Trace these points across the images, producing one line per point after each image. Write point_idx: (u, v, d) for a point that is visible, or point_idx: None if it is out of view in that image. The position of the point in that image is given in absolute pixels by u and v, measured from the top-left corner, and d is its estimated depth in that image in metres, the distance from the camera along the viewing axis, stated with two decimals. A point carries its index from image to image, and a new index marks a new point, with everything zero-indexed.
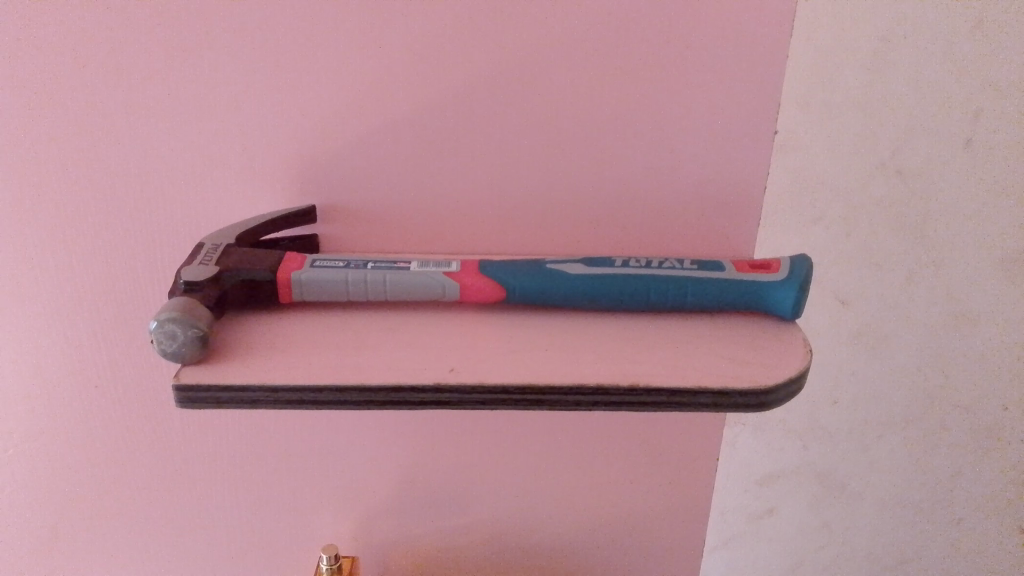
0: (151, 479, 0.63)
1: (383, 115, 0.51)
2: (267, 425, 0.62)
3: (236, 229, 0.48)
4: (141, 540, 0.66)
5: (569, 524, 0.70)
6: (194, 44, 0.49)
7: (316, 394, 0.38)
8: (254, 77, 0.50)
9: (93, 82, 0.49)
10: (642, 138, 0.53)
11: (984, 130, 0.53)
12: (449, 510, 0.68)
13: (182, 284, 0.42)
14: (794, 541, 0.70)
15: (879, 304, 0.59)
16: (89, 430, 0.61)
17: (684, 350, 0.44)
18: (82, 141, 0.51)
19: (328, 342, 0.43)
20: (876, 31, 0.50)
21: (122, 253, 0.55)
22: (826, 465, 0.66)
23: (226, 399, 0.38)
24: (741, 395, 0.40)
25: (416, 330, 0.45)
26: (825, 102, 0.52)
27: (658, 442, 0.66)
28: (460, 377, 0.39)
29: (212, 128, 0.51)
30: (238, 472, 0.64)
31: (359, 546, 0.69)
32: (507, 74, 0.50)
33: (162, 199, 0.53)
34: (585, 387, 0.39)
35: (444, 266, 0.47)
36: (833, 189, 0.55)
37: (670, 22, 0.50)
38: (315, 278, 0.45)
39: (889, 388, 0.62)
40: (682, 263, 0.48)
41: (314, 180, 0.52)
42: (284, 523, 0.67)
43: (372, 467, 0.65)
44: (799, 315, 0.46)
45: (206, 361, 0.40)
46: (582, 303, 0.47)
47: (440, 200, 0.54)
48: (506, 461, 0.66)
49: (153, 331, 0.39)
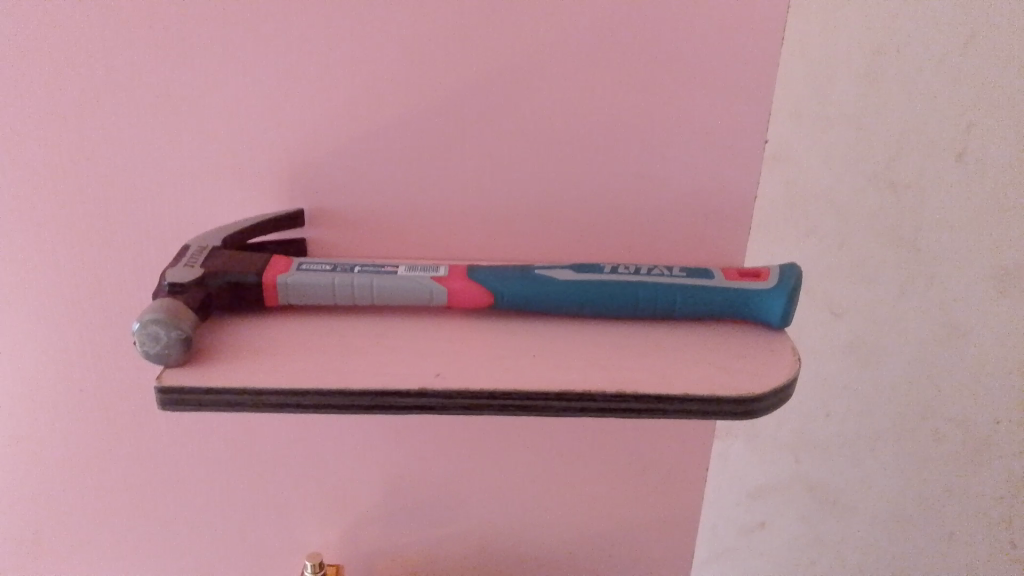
0: (135, 484, 0.63)
1: (373, 118, 0.51)
2: (253, 432, 0.62)
3: (223, 232, 0.48)
4: (123, 546, 0.65)
5: (557, 535, 0.69)
6: (183, 45, 0.48)
7: (300, 397, 0.38)
8: (243, 78, 0.49)
9: (80, 83, 0.49)
10: (634, 145, 0.53)
11: (974, 139, 0.51)
12: (437, 519, 0.67)
13: (167, 285, 0.42)
14: (786, 554, 0.70)
15: (870, 316, 0.58)
16: (72, 433, 0.60)
17: (672, 357, 0.43)
18: (68, 140, 0.51)
19: (314, 345, 0.42)
20: (868, 43, 0.50)
21: (108, 254, 0.54)
22: (818, 477, 0.66)
23: (209, 401, 0.38)
24: (729, 402, 0.39)
25: (403, 334, 0.45)
26: (818, 114, 0.53)
27: (649, 452, 0.66)
28: (446, 381, 0.39)
29: (200, 131, 0.51)
30: (224, 478, 0.63)
31: (347, 554, 0.68)
32: (499, 78, 0.50)
33: (151, 200, 0.53)
34: (572, 393, 0.39)
35: (432, 270, 0.47)
36: (824, 201, 0.55)
37: (662, 27, 0.49)
38: (301, 281, 0.45)
39: (879, 400, 0.61)
40: (672, 270, 0.47)
41: (304, 183, 0.52)
42: (270, 530, 0.66)
43: (359, 475, 0.64)
44: (788, 324, 0.45)
45: (190, 363, 0.40)
46: (570, 310, 0.47)
47: (431, 204, 0.54)
48: (496, 470, 0.66)
49: (136, 332, 0.38)
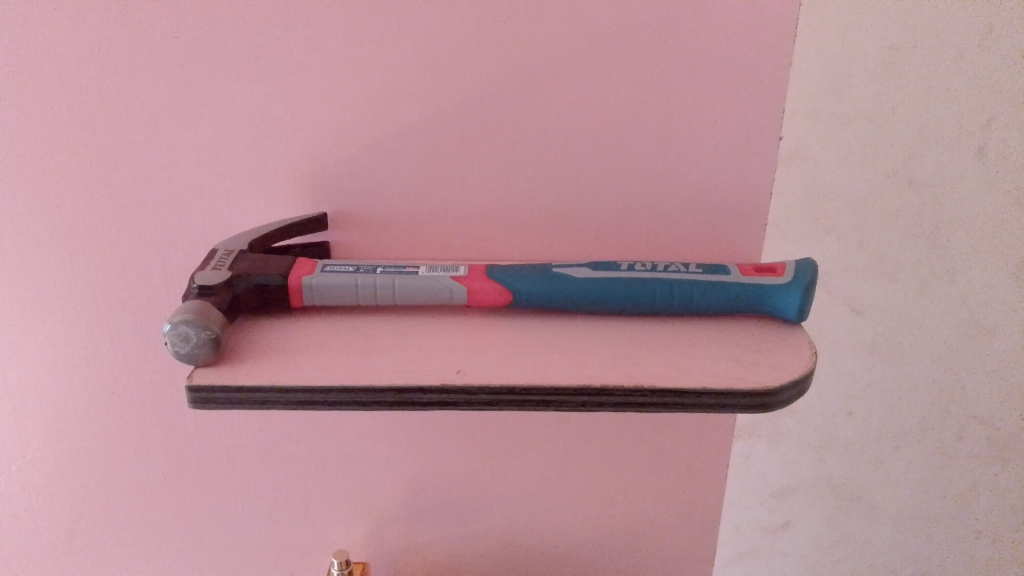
0: (165, 483, 0.64)
1: (394, 122, 0.52)
2: (279, 433, 0.63)
3: (249, 236, 0.49)
4: (154, 543, 0.67)
5: (579, 534, 0.70)
6: (211, 56, 0.50)
7: (325, 394, 0.39)
8: (268, 86, 0.51)
9: (112, 92, 0.51)
10: (649, 145, 0.53)
11: (995, 138, 0.53)
12: (460, 518, 0.68)
13: (196, 287, 0.43)
14: (809, 553, 0.70)
15: (891, 311, 0.59)
16: (104, 433, 0.62)
17: (689, 353, 0.44)
18: (100, 148, 0.53)
19: (338, 344, 0.44)
20: (885, 40, 0.51)
21: (137, 258, 0.56)
22: (841, 473, 0.66)
23: (236, 399, 0.39)
24: (746, 396, 0.40)
25: (424, 333, 0.46)
26: (835, 112, 0.53)
27: (671, 449, 0.66)
28: (467, 377, 0.40)
29: (226, 137, 0.52)
30: (252, 479, 0.65)
31: (372, 552, 0.69)
32: (517, 82, 0.51)
33: (179, 205, 0.54)
34: (591, 387, 0.40)
35: (452, 271, 0.48)
36: (841, 198, 0.56)
37: (677, 27, 0.50)
38: (325, 282, 0.46)
39: (906, 399, 0.62)
40: (688, 267, 0.48)
41: (327, 188, 0.54)
42: (296, 528, 0.68)
43: (383, 475, 0.66)
44: (804, 319, 0.46)
45: (218, 362, 0.41)
46: (587, 307, 0.48)
47: (451, 206, 0.55)
48: (518, 471, 0.66)
49: (167, 332, 0.39)
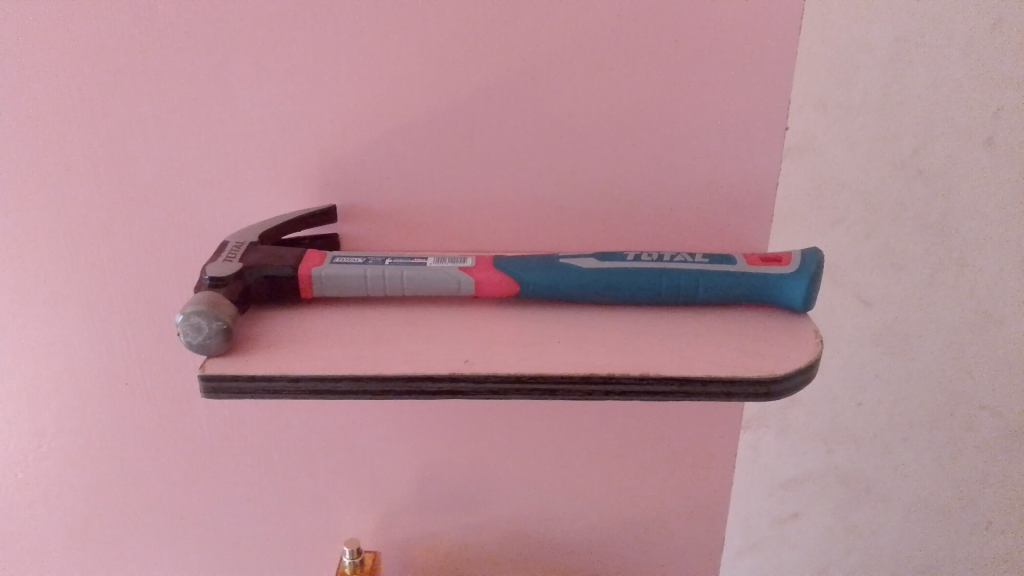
0: (178, 473, 0.65)
1: (402, 115, 0.53)
2: (290, 423, 0.64)
3: (259, 229, 0.50)
4: (168, 533, 0.68)
5: (589, 523, 0.70)
6: (221, 52, 0.51)
7: (334, 382, 0.40)
8: (278, 81, 0.51)
9: (125, 87, 0.52)
10: (657, 137, 0.54)
11: (1004, 127, 0.53)
12: (471, 508, 0.69)
13: (207, 279, 0.44)
14: (819, 544, 0.71)
15: (899, 301, 0.59)
16: (119, 424, 0.63)
17: (694, 342, 0.44)
18: (113, 143, 0.53)
19: (347, 335, 0.44)
20: (892, 30, 0.51)
21: (150, 252, 0.57)
22: (850, 464, 0.66)
23: (248, 388, 0.40)
24: (751, 384, 0.40)
25: (432, 323, 0.46)
26: (842, 102, 0.53)
27: (680, 439, 0.66)
28: (474, 366, 0.40)
29: (236, 132, 0.53)
30: (264, 470, 0.66)
31: (383, 541, 0.70)
32: (525, 74, 0.52)
33: (190, 199, 0.55)
34: (598, 375, 0.40)
35: (459, 262, 0.48)
36: (849, 188, 0.56)
37: (683, 19, 0.50)
38: (333, 274, 0.46)
39: (915, 388, 0.62)
40: (694, 257, 0.48)
41: (337, 181, 0.54)
42: (308, 517, 0.68)
43: (394, 465, 0.66)
44: (810, 308, 0.46)
45: (230, 353, 0.41)
46: (594, 297, 0.48)
47: (459, 198, 0.55)
48: (527, 461, 0.67)
49: (180, 323, 0.40)
